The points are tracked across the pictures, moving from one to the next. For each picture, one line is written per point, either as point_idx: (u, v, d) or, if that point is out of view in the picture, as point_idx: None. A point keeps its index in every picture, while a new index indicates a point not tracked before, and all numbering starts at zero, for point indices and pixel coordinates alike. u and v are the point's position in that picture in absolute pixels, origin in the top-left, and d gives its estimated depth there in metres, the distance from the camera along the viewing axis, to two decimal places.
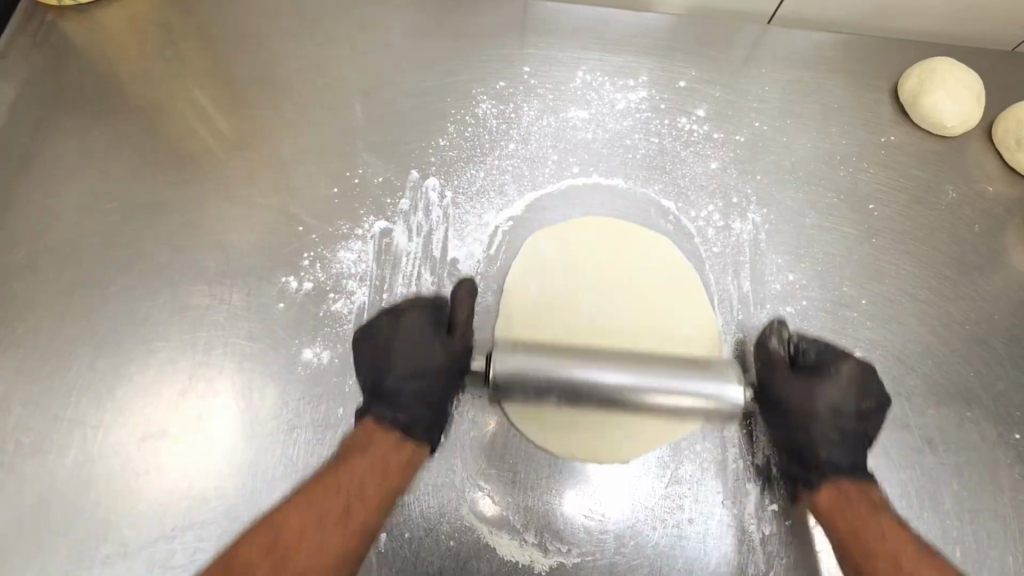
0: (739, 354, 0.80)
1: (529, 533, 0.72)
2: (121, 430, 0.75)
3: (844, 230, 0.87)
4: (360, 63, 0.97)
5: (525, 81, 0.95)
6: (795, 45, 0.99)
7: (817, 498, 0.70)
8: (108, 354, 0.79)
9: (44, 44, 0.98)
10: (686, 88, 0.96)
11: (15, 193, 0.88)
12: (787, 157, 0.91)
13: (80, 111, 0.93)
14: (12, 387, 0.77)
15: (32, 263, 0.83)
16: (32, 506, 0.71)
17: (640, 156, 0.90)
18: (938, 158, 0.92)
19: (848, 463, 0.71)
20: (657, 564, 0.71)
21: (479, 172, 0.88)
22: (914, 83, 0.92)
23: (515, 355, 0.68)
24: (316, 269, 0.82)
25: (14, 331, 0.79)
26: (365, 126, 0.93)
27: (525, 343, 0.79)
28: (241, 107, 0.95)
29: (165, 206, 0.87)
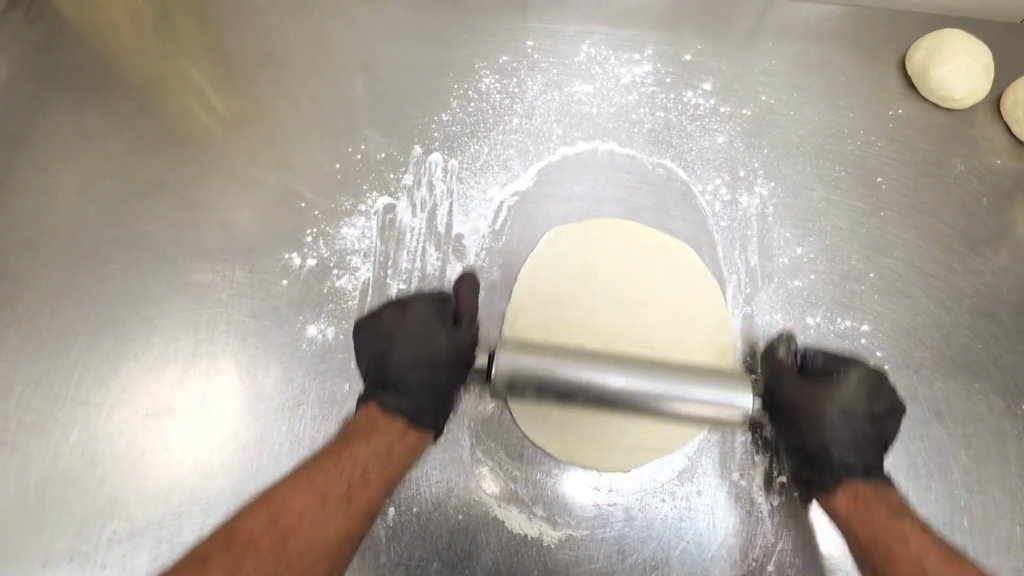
0: (745, 327, 0.79)
1: (538, 506, 0.72)
2: (125, 408, 0.74)
3: (851, 204, 0.86)
4: (360, 38, 0.96)
5: (528, 55, 0.94)
6: (801, 17, 0.98)
7: (834, 504, 0.67)
8: (110, 333, 0.78)
9: (38, 20, 0.96)
10: (691, 62, 0.94)
11: (10, 173, 0.86)
12: (794, 131, 0.90)
13: (76, 87, 0.92)
14: (14, 365, 0.76)
15: (31, 241, 0.82)
16: (38, 484, 0.71)
17: (646, 130, 0.89)
18: (945, 132, 0.91)
19: (860, 464, 0.68)
20: (667, 536, 0.71)
21: (483, 147, 0.87)
22: (922, 56, 0.91)
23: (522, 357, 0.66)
24: (319, 246, 0.81)
25: (13, 310, 0.78)
26: (366, 102, 0.91)
27: (540, 331, 0.77)
28: (240, 83, 0.93)
29: (165, 183, 0.86)
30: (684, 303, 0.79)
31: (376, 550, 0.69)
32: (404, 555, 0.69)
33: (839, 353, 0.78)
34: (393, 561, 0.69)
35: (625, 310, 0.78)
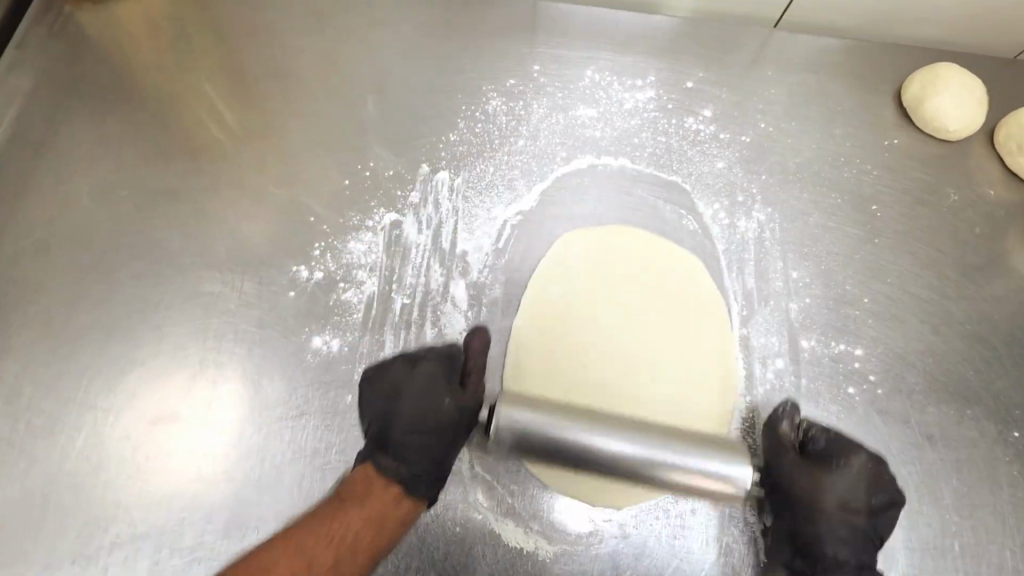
0: (741, 348, 0.81)
1: (534, 521, 0.73)
2: (130, 414, 0.76)
3: (847, 230, 0.88)
4: (371, 59, 0.99)
5: (534, 79, 0.97)
6: (800, 47, 1.01)
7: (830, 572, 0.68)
8: (119, 339, 0.79)
9: (62, 34, 0.99)
10: (692, 89, 0.97)
11: (28, 181, 0.89)
12: (791, 158, 0.93)
13: (96, 100, 0.95)
14: (24, 369, 0.77)
15: (45, 247, 0.84)
16: (42, 486, 0.72)
17: (647, 154, 0.92)
18: (939, 162, 0.94)
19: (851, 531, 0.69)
20: (661, 554, 0.72)
21: (489, 166, 0.90)
22: (917, 87, 0.94)
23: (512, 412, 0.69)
24: (326, 259, 0.84)
25: (26, 316, 0.80)
26: (376, 120, 0.94)
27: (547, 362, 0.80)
28: (254, 100, 0.96)
29: (178, 194, 0.89)
30: (669, 363, 0.80)
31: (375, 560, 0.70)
32: (400, 566, 0.70)
33: (834, 376, 0.80)
34: (390, 572, 0.70)
35: (616, 344, 0.81)
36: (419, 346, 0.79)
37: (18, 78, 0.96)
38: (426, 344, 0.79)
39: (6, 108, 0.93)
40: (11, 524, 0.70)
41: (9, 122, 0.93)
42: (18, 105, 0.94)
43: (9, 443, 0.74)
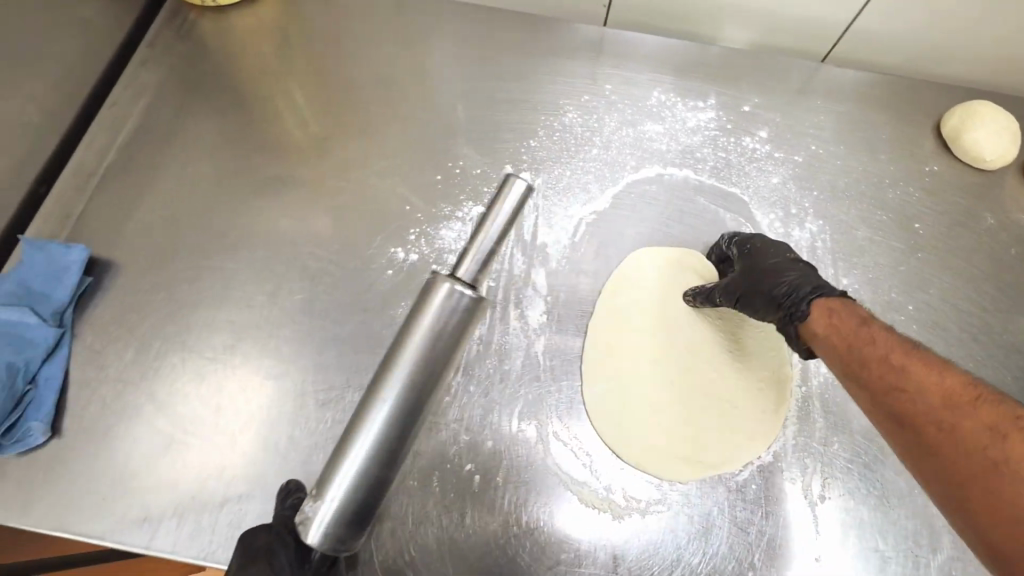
0: (796, 343, 0.89)
1: (606, 487, 0.80)
2: (244, 370, 0.84)
3: (892, 244, 0.97)
4: (460, 72, 1.10)
5: (606, 97, 1.08)
6: (847, 80, 1.11)
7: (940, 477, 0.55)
8: (235, 304, 0.88)
9: (187, 38, 1.11)
10: (749, 112, 1.07)
11: (156, 163, 0.99)
12: (840, 177, 1.02)
13: (216, 97, 1.07)
14: (151, 325, 0.87)
15: (170, 220, 0.94)
16: (167, 428, 0.81)
17: (708, 167, 1.01)
18: (976, 188, 1.03)
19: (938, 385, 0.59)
20: (722, 523, 0.78)
21: (566, 171, 1.00)
22: (956, 121, 1.03)
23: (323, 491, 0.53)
24: (421, 243, 0.93)
25: (153, 280, 0.90)
26: (464, 126, 1.04)
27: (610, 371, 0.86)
28: (355, 104, 1.07)
29: (288, 181, 0.99)
30: (718, 387, 0.86)
31: (461, 510, 0.78)
32: (485, 517, 0.77)
33: None
34: (475, 522, 0.77)
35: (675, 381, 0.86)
36: (503, 324, 0.87)
37: (148, 73, 1.07)
38: (510, 323, 0.88)
39: (138, 99, 1.05)
40: (139, 459, 0.79)
41: (139, 109, 1.04)
42: (147, 97, 1.05)
43: (138, 389, 0.83)
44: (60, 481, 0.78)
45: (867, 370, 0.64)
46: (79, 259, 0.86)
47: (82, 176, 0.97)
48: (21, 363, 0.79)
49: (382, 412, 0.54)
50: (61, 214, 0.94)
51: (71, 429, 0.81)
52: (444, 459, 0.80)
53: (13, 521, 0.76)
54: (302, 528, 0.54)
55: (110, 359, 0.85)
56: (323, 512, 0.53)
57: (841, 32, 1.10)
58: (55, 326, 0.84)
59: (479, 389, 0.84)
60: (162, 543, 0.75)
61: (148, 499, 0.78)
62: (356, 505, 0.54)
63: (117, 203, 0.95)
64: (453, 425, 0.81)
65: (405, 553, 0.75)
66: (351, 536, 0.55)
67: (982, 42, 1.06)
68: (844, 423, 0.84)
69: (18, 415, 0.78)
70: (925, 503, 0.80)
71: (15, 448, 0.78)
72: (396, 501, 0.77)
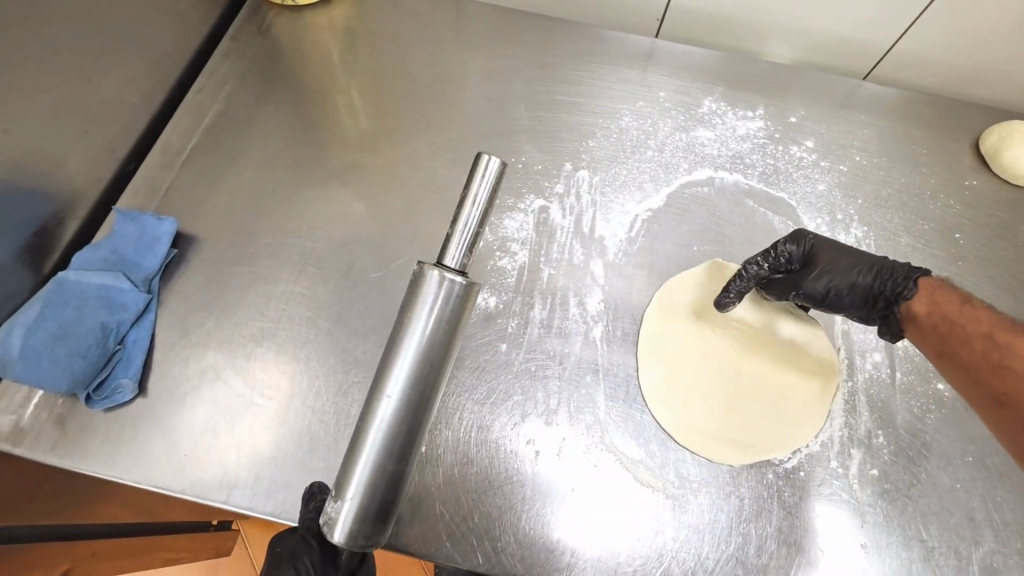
0: (842, 340, 0.93)
1: (660, 467, 0.83)
2: (318, 341, 0.89)
3: (934, 252, 1.01)
4: (521, 76, 1.17)
5: (660, 103, 1.13)
6: (889, 98, 1.17)
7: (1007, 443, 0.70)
8: (309, 279, 0.94)
9: (266, 33, 1.19)
10: (795, 123, 1.13)
11: (237, 147, 1.06)
12: (883, 187, 1.07)
13: (292, 89, 1.14)
14: (231, 295, 0.92)
15: (250, 200, 1.00)
16: (245, 391, 0.86)
17: (757, 172, 1.06)
18: (1014, 203, 1.07)
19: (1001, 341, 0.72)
20: (770, 506, 0.82)
21: (622, 170, 1.05)
22: (995, 140, 1.07)
23: (344, 484, 0.63)
24: (485, 231, 0.98)
25: (234, 254, 0.95)
26: (525, 125, 1.10)
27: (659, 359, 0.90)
28: (422, 101, 1.13)
29: (359, 169, 1.05)
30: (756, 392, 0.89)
31: (521, 483, 0.81)
32: (544, 490, 0.81)
33: (925, 373, 0.90)
34: (534, 494, 0.80)
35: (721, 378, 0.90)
36: (563, 310, 0.92)
37: (230, 64, 1.14)
38: (569, 309, 0.92)
39: (220, 87, 1.12)
40: (219, 418, 0.84)
41: (221, 97, 1.11)
42: (229, 86, 1.12)
43: (218, 354, 0.88)
44: (142, 436, 0.82)
45: (968, 348, 0.73)
46: (169, 230, 0.92)
47: (168, 156, 1.04)
48: (114, 323, 0.84)
49: (387, 407, 0.64)
50: (149, 190, 1.00)
51: (154, 388, 0.85)
52: (506, 433, 0.84)
53: (96, 471, 0.79)
54: (327, 529, 0.63)
55: (192, 325, 0.90)
56: (345, 513, 0.63)
57: (884, 52, 1.16)
58: (144, 290, 0.89)
59: (539, 370, 0.88)
60: (238, 499, 0.79)
61: (224, 458, 0.81)
62: (377, 498, 0.64)
63: (201, 182, 1.02)
64: (515, 402, 0.86)
65: (467, 520, 0.79)
66: (374, 532, 0.64)
67: (1021, 67, 1.11)
68: (889, 417, 0.87)
69: (107, 372, 0.83)
70: (967, 497, 0.83)
71: (104, 402, 0.82)
72: (460, 470, 0.81)
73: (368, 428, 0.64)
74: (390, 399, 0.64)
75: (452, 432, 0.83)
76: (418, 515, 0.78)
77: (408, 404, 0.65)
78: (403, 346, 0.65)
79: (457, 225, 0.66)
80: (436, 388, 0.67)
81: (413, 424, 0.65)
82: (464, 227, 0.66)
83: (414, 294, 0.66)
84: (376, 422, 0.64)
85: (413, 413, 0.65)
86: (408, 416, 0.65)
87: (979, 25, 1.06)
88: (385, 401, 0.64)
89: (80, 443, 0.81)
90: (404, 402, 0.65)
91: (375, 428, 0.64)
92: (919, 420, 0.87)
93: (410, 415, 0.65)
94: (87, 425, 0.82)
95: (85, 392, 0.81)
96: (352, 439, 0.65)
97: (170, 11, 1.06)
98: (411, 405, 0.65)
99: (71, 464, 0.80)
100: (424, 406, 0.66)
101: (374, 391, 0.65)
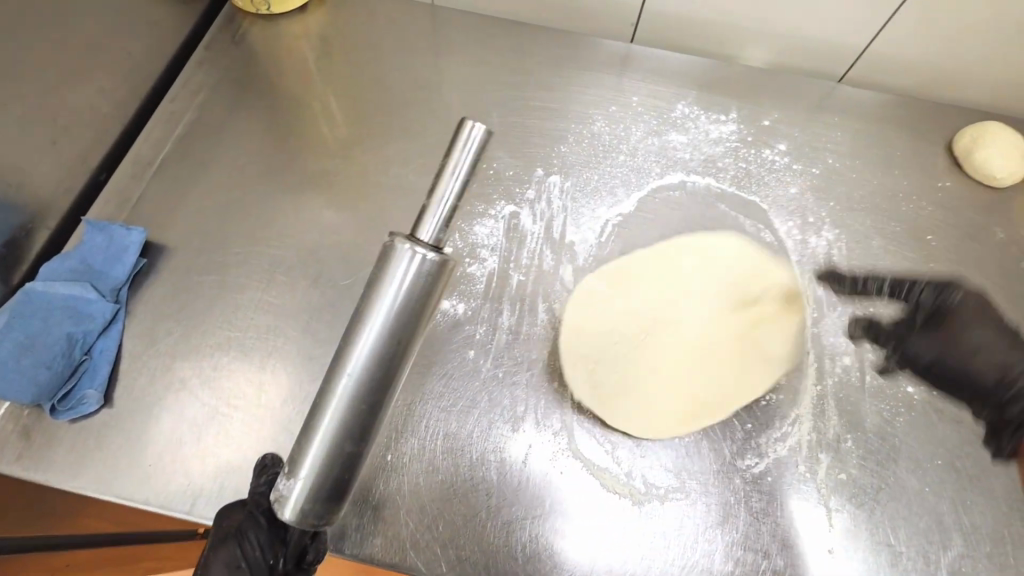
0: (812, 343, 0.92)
1: (626, 472, 0.83)
2: (286, 350, 0.89)
3: (906, 253, 1.01)
4: (495, 82, 1.17)
5: (633, 108, 1.13)
6: (863, 100, 1.16)
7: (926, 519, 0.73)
8: (279, 288, 0.94)
9: (240, 42, 1.19)
10: (769, 126, 1.12)
11: (209, 156, 1.06)
12: (856, 189, 1.07)
13: (266, 97, 1.14)
14: (200, 304, 0.92)
15: (221, 208, 1.01)
16: (211, 401, 0.85)
17: (729, 176, 1.06)
18: (987, 204, 1.07)
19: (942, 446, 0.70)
20: (736, 511, 0.81)
21: (594, 175, 1.05)
22: (968, 140, 1.08)
23: (299, 462, 0.65)
24: (455, 238, 0.98)
25: (204, 263, 0.96)
26: (498, 131, 1.10)
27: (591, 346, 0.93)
28: (395, 108, 1.14)
29: (331, 177, 1.05)
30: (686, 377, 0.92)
31: (486, 490, 0.81)
32: (508, 497, 0.81)
33: (894, 375, 0.90)
34: (499, 502, 0.80)
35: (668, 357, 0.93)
36: (532, 316, 0.92)
37: (204, 73, 1.15)
38: (538, 315, 0.92)
39: (194, 96, 1.12)
40: (185, 428, 0.84)
41: (194, 106, 1.11)
42: (202, 94, 1.12)
43: (185, 364, 0.88)
44: (108, 447, 0.82)
45: None
46: (138, 240, 0.92)
47: (141, 165, 1.04)
48: (80, 333, 0.84)
49: (344, 387, 0.65)
50: (121, 200, 1.01)
51: (120, 398, 0.85)
52: (472, 440, 0.83)
53: (60, 483, 0.79)
54: (277, 506, 0.65)
55: (160, 334, 0.90)
56: (296, 489, 0.65)
57: (858, 54, 1.15)
58: (112, 301, 0.89)
59: (507, 376, 0.88)
60: (203, 509, 0.79)
61: (190, 469, 0.81)
62: (329, 477, 0.65)
63: (172, 192, 1.02)
64: (482, 409, 0.85)
65: (432, 528, 0.78)
66: (326, 511, 0.66)
67: (993, 67, 1.11)
68: (858, 421, 0.87)
69: (73, 383, 0.83)
70: (936, 500, 0.83)
71: (69, 413, 0.82)
72: (425, 479, 0.81)
73: (325, 407, 0.66)
74: (349, 377, 0.66)
75: (419, 440, 0.83)
76: (382, 524, 0.78)
77: (367, 383, 0.66)
78: (368, 322, 0.66)
79: (433, 198, 0.66)
80: (398, 371, 0.68)
81: (373, 403, 0.67)
82: (442, 199, 0.66)
83: (383, 268, 0.66)
84: (334, 401, 0.65)
85: (373, 394, 0.67)
86: (369, 397, 0.66)
87: (950, 25, 1.06)
88: (345, 381, 0.66)
89: (45, 454, 0.81)
90: (363, 381, 0.66)
91: (332, 406, 0.65)
92: (887, 423, 0.87)
93: (371, 396, 0.67)
94: (52, 436, 0.82)
95: (50, 404, 0.81)
96: (308, 417, 0.67)
97: (142, 21, 1.06)
98: (370, 385, 0.66)
99: (35, 476, 0.80)
100: (385, 387, 0.67)
101: (334, 369, 0.67)
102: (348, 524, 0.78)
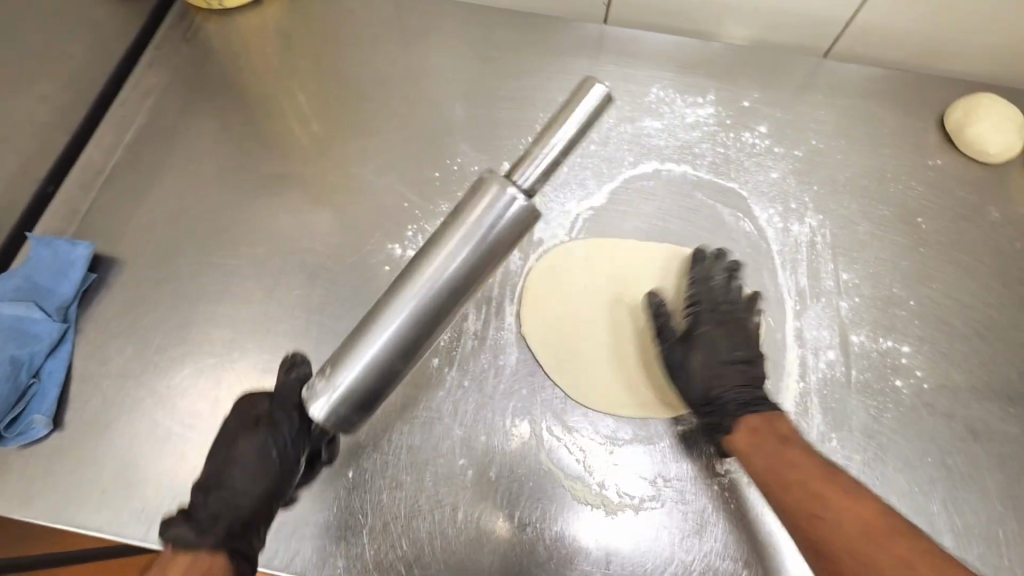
0: (794, 338, 0.88)
1: (599, 482, 0.79)
2: (242, 364, 0.85)
3: (894, 238, 0.95)
4: (459, 72, 1.11)
5: (605, 93, 1.07)
6: (849, 76, 1.10)
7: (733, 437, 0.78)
8: (234, 299, 0.90)
9: (191, 39, 1.13)
10: (749, 108, 1.06)
11: (161, 162, 1.01)
12: (841, 172, 1.01)
13: (219, 97, 1.09)
14: (153, 319, 0.88)
15: (173, 217, 0.96)
16: (165, 421, 0.82)
17: (707, 162, 1.01)
18: (981, 182, 1.01)
19: None
20: (715, 519, 0.78)
21: (563, 167, 1.00)
22: (959, 114, 1.01)
23: (338, 371, 0.61)
24: (418, 240, 0.94)
25: (156, 275, 0.91)
26: (463, 123, 1.05)
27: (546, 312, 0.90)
28: (354, 104, 1.08)
29: (288, 179, 1.01)
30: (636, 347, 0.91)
31: (452, 506, 0.77)
32: (476, 512, 0.77)
33: (882, 369, 0.86)
34: (466, 517, 0.77)
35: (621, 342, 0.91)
36: (499, 320, 0.88)
37: (154, 74, 1.09)
38: (505, 319, 0.88)
39: (144, 99, 1.07)
40: (138, 451, 0.80)
41: (145, 110, 1.06)
42: (152, 97, 1.07)
43: (137, 383, 0.84)
44: (59, 473, 0.78)
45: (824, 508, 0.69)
46: (83, 254, 0.88)
47: (90, 175, 1.00)
48: (25, 356, 0.80)
49: (409, 307, 0.59)
50: (70, 212, 0.96)
51: (71, 421, 0.81)
52: (437, 453, 0.80)
53: (9, 513, 0.76)
54: (309, 402, 0.62)
55: (111, 353, 0.86)
56: (332, 392, 0.61)
57: (843, 27, 1.09)
58: (59, 320, 0.85)
59: (473, 384, 0.84)
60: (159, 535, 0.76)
61: (144, 494, 0.78)
62: (369, 388, 0.62)
63: (122, 201, 0.97)
64: (448, 420, 0.82)
65: (396, 548, 0.75)
66: (354, 417, 0.64)
67: (985, 35, 1.05)
68: (843, 419, 0.83)
69: (20, 408, 0.79)
70: (926, 500, 0.79)
71: (17, 440, 0.78)
72: (389, 495, 0.78)
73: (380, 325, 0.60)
74: (416, 298, 0.59)
75: (382, 455, 0.79)
76: (344, 545, 0.75)
77: (433, 309, 0.60)
78: (446, 245, 0.58)
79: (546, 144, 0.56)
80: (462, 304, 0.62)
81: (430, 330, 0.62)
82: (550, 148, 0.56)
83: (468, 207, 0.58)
84: (393, 317, 0.60)
85: (432, 324, 0.61)
86: (429, 326, 0.61)
87: None
88: (407, 304, 0.59)
89: None
90: (428, 307, 0.60)
91: (391, 320, 0.60)
92: (874, 420, 0.83)
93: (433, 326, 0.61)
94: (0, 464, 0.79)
95: None
96: (360, 323, 0.61)
97: None
98: (428, 313, 0.60)
99: None
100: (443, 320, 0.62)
101: (397, 284, 0.60)
102: (309, 547, 0.75)
